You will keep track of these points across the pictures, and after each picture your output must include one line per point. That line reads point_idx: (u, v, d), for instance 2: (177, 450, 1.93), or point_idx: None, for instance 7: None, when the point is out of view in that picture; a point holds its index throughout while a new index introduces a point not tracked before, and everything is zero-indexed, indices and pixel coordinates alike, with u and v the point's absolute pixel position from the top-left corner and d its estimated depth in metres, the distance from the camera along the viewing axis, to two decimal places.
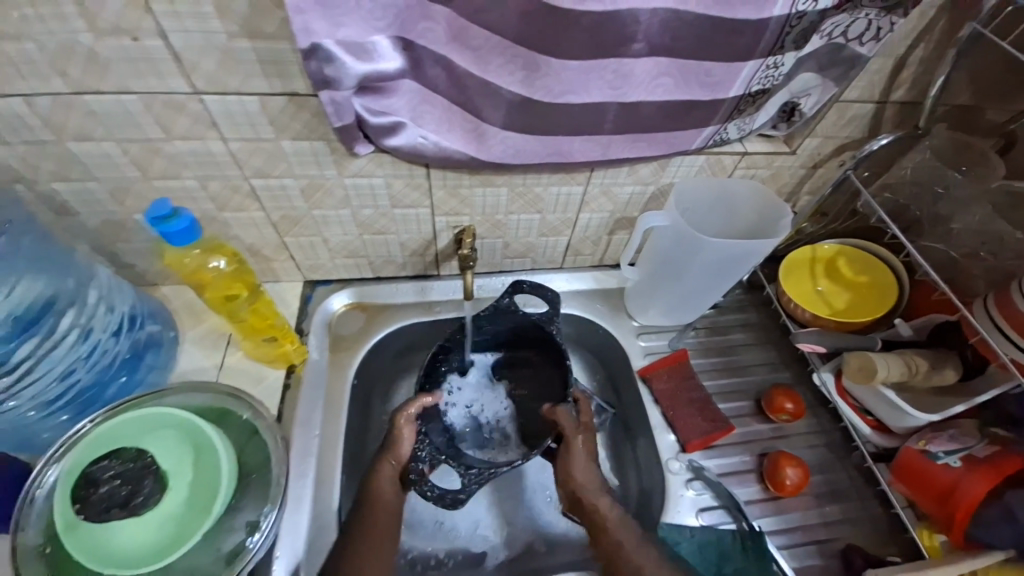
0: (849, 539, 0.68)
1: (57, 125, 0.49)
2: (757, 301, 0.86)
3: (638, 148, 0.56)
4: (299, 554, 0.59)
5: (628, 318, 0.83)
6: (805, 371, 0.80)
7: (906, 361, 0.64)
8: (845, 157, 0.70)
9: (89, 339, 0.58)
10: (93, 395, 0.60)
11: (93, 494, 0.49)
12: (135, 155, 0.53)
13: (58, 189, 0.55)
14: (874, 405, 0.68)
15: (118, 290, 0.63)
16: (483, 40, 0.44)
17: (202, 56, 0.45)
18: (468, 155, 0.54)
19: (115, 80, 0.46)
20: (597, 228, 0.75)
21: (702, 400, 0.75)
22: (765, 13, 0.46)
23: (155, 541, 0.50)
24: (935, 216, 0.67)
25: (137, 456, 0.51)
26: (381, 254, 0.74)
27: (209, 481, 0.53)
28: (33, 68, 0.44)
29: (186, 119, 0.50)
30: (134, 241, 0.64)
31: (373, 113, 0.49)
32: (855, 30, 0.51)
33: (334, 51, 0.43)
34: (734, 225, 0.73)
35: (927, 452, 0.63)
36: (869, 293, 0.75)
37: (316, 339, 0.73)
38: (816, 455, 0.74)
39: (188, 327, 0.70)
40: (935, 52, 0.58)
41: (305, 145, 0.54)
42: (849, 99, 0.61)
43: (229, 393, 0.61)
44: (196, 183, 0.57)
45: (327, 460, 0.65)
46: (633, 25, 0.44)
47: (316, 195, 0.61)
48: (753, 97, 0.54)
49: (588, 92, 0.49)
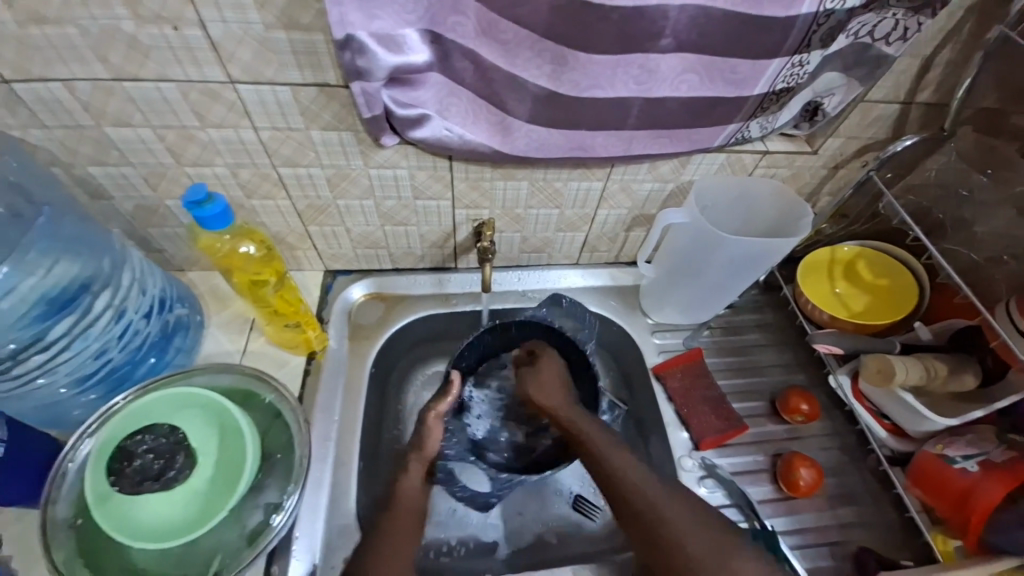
0: (862, 542, 0.68)
1: (97, 111, 0.51)
2: (773, 302, 0.86)
3: (661, 144, 0.57)
4: (317, 535, 0.60)
5: (643, 315, 0.83)
6: (820, 374, 0.80)
7: (925, 364, 0.63)
8: (867, 158, 0.69)
9: (123, 319, 0.60)
10: (124, 374, 0.62)
11: (127, 467, 0.51)
12: (170, 141, 0.55)
13: (94, 173, 0.57)
14: (891, 409, 0.68)
15: (150, 273, 0.64)
16: (511, 34, 0.45)
17: (239, 46, 0.46)
18: (492, 147, 0.55)
19: (155, 68, 0.47)
20: (615, 225, 0.76)
21: (716, 399, 0.75)
22: (793, 11, 0.46)
23: (182, 515, 0.52)
24: (958, 220, 0.66)
25: (169, 432, 0.53)
26: (401, 245, 0.75)
27: (235, 460, 0.55)
28: (77, 53, 0.46)
29: (221, 107, 0.52)
30: (165, 226, 0.66)
31: (400, 104, 0.50)
32: (882, 29, 0.51)
33: (367, 43, 0.44)
34: (754, 224, 0.73)
35: (944, 456, 0.63)
36: (888, 296, 0.74)
37: (336, 326, 0.74)
38: (831, 457, 0.74)
39: (213, 311, 0.72)
40: (962, 54, 0.57)
41: (334, 135, 0.56)
42: (874, 100, 0.61)
43: (254, 375, 0.63)
44: (227, 170, 0.59)
45: (346, 445, 0.67)
46: (661, 20, 0.44)
47: (341, 185, 0.63)
48: (777, 94, 0.54)
49: (613, 87, 0.49)
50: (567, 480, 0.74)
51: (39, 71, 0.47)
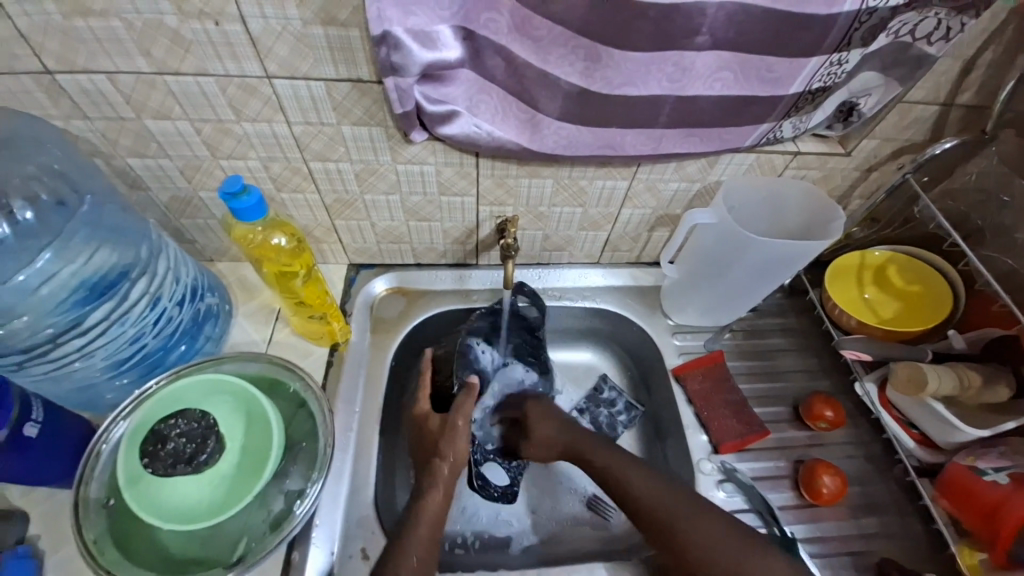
0: (886, 553, 0.66)
1: (138, 103, 0.52)
2: (798, 306, 0.85)
3: (691, 143, 0.56)
4: (338, 524, 0.61)
5: (664, 316, 0.83)
6: (846, 380, 0.79)
7: (958, 374, 0.62)
8: (903, 160, 0.67)
9: (158, 306, 0.62)
10: (157, 360, 0.64)
11: (161, 449, 0.53)
12: (206, 135, 0.56)
13: (133, 164, 0.59)
14: (920, 418, 0.67)
15: (184, 262, 0.66)
16: (545, 31, 0.45)
17: (277, 41, 0.47)
18: (520, 145, 0.55)
19: (195, 62, 0.49)
20: (638, 224, 0.75)
21: (737, 403, 0.74)
22: (834, 8, 0.45)
23: (209, 499, 0.53)
24: (997, 226, 0.64)
25: (200, 417, 0.55)
26: (424, 241, 0.75)
27: (260, 447, 0.56)
28: (120, 46, 0.47)
29: (257, 101, 0.53)
30: (197, 217, 0.67)
31: (431, 101, 0.50)
32: (923, 28, 0.50)
33: (403, 38, 0.44)
34: (783, 226, 0.72)
35: (975, 468, 0.61)
36: (920, 303, 0.73)
37: (358, 319, 0.75)
38: (855, 466, 0.73)
39: (241, 301, 0.73)
40: (1006, 55, 0.56)
41: (364, 130, 0.56)
42: (913, 101, 0.60)
43: (281, 364, 0.64)
44: (259, 164, 0.60)
45: (366, 436, 0.67)
46: (698, 18, 0.44)
47: (369, 180, 0.63)
48: (812, 95, 0.53)
49: (646, 85, 0.49)
50: (584, 479, 0.74)
51: (83, 63, 0.48)
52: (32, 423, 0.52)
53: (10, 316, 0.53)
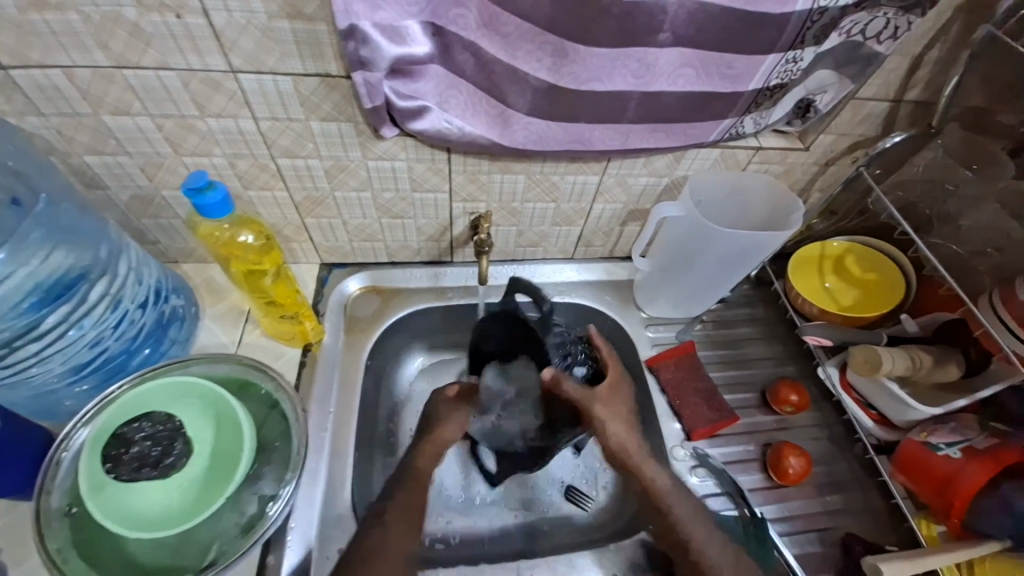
0: (849, 528, 0.70)
1: (96, 98, 0.51)
2: (764, 297, 0.88)
3: (657, 138, 0.58)
4: (314, 525, 0.61)
5: (636, 309, 0.85)
6: (810, 366, 0.82)
7: (911, 355, 0.65)
8: (858, 154, 0.71)
9: (119, 308, 0.60)
10: (119, 364, 0.62)
11: (124, 454, 0.51)
12: (169, 131, 0.54)
13: (90, 161, 0.57)
14: (877, 399, 0.70)
15: (146, 263, 0.64)
16: (513, 26, 0.45)
17: (242, 35, 0.46)
18: (491, 140, 0.55)
19: (156, 56, 0.47)
20: (610, 219, 0.77)
21: (707, 390, 0.76)
22: (788, 7, 0.47)
23: (177, 504, 0.52)
24: (943, 215, 0.68)
25: (166, 419, 0.53)
26: (397, 238, 0.75)
27: (230, 450, 0.55)
28: (76, 40, 0.45)
29: (221, 97, 0.52)
30: (161, 216, 0.65)
31: (401, 96, 0.50)
32: (873, 28, 0.53)
33: (370, 33, 0.44)
34: (748, 218, 0.75)
35: (929, 444, 0.64)
36: (875, 290, 0.76)
37: (332, 319, 0.74)
38: (819, 447, 0.76)
39: (208, 303, 0.72)
40: (950, 53, 0.59)
41: (333, 126, 0.56)
42: (864, 97, 0.63)
43: (251, 364, 0.63)
44: (224, 161, 0.58)
45: (341, 435, 0.67)
46: (660, 14, 0.45)
47: (339, 176, 0.63)
48: (771, 90, 0.55)
49: (612, 80, 0.50)
50: (561, 470, 0.75)
51: (38, 58, 0.46)
52: None
53: None
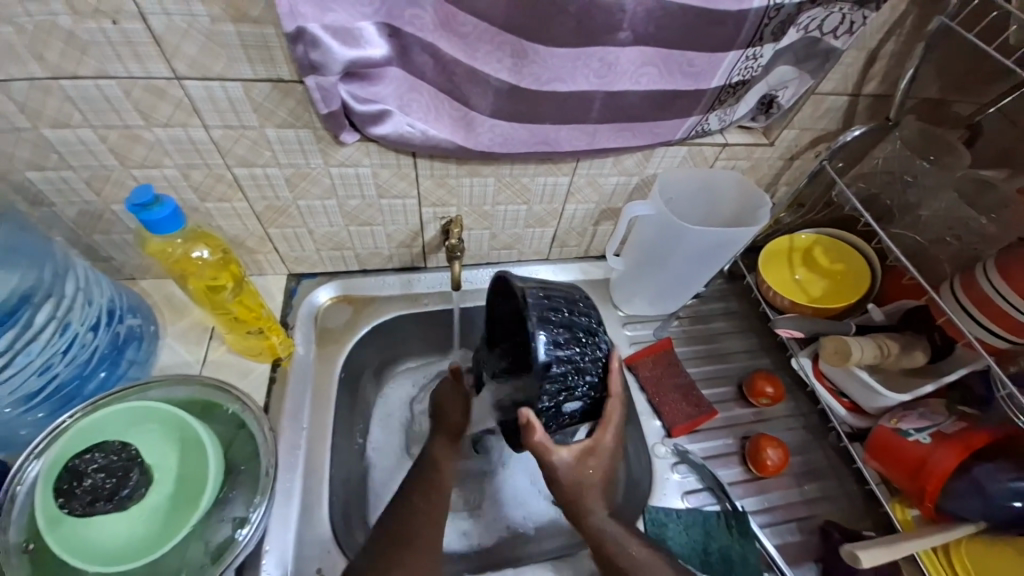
0: (827, 516, 0.71)
1: (33, 111, 0.48)
2: (737, 291, 0.89)
3: (624, 137, 0.57)
4: (290, 546, 0.58)
5: (613, 308, 0.84)
6: (784, 357, 0.83)
7: (878, 343, 0.66)
8: (821, 148, 0.72)
9: (68, 331, 0.57)
10: (73, 390, 0.59)
11: (77, 487, 0.47)
12: (114, 142, 0.52)
13: (31, 177, 0.54)
14: (850, 388, 0.71)
15: (96, 283, 0.61)
16: (470, 27, 0.44)
17: (185, 40, 0.44)
18: (455, 144, 0.54)
19: (94, 64, 0.45)
20: (582, 219, 0.76)
21: (686, 386, 0.77)
22: (744, 4, 0.47)
23: (141, 535, 0.49)
24: (903, 205, 0.70)
25: (121, 448, 0.50)
26: (367, 246, 0.73)
27: (196, 474, 0.53)
28: (8, 51, 0.43)
29: (168, 105, 0.49)
30: (112, 232, 0.62)
31: (360, 101, 0.48)
32: (829, 24, 0.53)
33: (320, 35, 0.43)
34: (716, 214, 0.75)
35: (900, 430, 0.65)
36: (843, 281, 0.78)
37: (302, 332, 0.72)
38: (796, 437, 0.77)
39: (169, 321, 0.69)
40: (905, 46, 0.60)
41: (290, 133, 0.54)
42: (825, 91, 0.64)
43: (214, 385, 0.60)
44: (177, 172, 0.56)
45: (315, 452, 0.65)
46: (618, 13, 0.45)
47: (302, 184, 0.61)
48: (732, 87, 0.56)
49: (574, 80, 0.49)
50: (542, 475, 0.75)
51: None
52: None
53: None
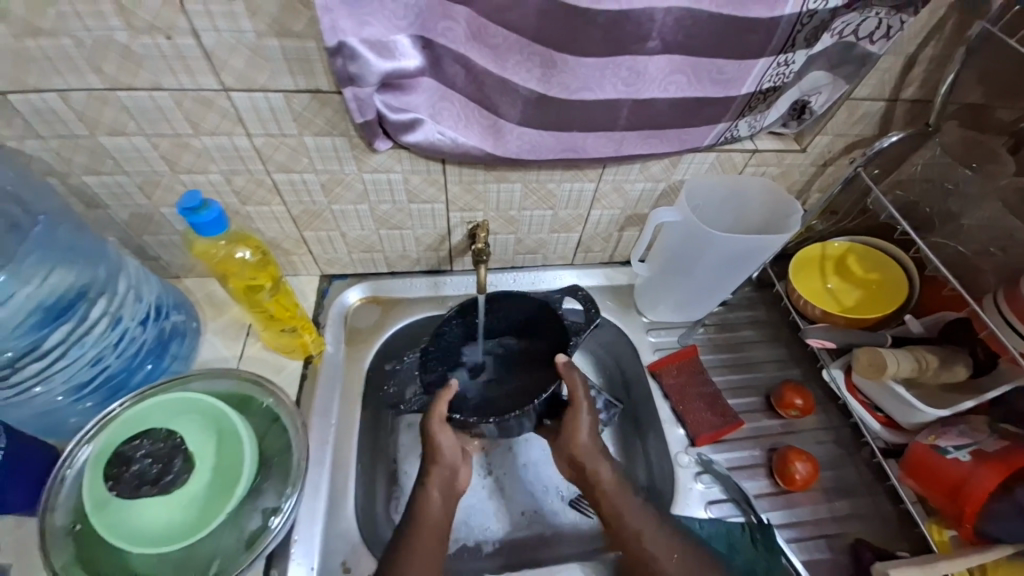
0: (858, 534, 0.69)
1: (91, 120, 0.51)
2: (766, 298, 0.87)
3: (651, 144, 0.58)
4: (318, 539, 0.60)
5: (638, 314, 0.84)
6: (815, 368, 0.81)
7: (916, 357, 0.64)
8: (855, 154, 0.70)
9: (119, 326, 0.60)
10: (122, 381, 0.62)
11: (125, 472, 0.51)
12: (164, 150, 0.55)
13: (88, 181, 0.58)
14: (883, 402, 0.69)
15: (146, 281, 0.65)
16: (501, 39, 0.45)
17: (233, 54, 0.47)
18: (485, 151, 0.55)
19: (148, 76, 0.48)
20: (608, 224, 0.77)
21: (711, 395, 0.76)
22: (776, 12, 0.47)
23: (180, 521, 0.52)
24: (944, 213, 0.67)
25: (166, 437, 0.54)
26: (396, 249, 0.75)
27: (232, 466, 0.55)
28: (71, 65, 0.46)
29: (215, 115, 0.52)
30: (160, 234, 0.66)
31: (393, 110, 0.50)
32: (865, 28, 0.52)
33: (359, 48, 0.44)
34: (745, 221, 0.74)
35: (937, 447, 0.63)
36: (878, 292, 0.76)
37: (333, 331, 0.75)
38: (826, 451, 0.75)
39: (210, 318, 0.72)
40: (944, 51, 0.58)
41: (327, 140, 0.56)
42: (860, 97, 0.62)
43: (252, 380, 0.63)
44: (221, 177, 0.59)
45: (343, 449, 0.67)
46: (648, 23, 0.45)
47: (336, 190, 0.63)
48: (764, 94, 0.55)
49: (603, 89, 0.50)
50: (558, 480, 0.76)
51: (34, 82, 0.47)
52: None
53: None
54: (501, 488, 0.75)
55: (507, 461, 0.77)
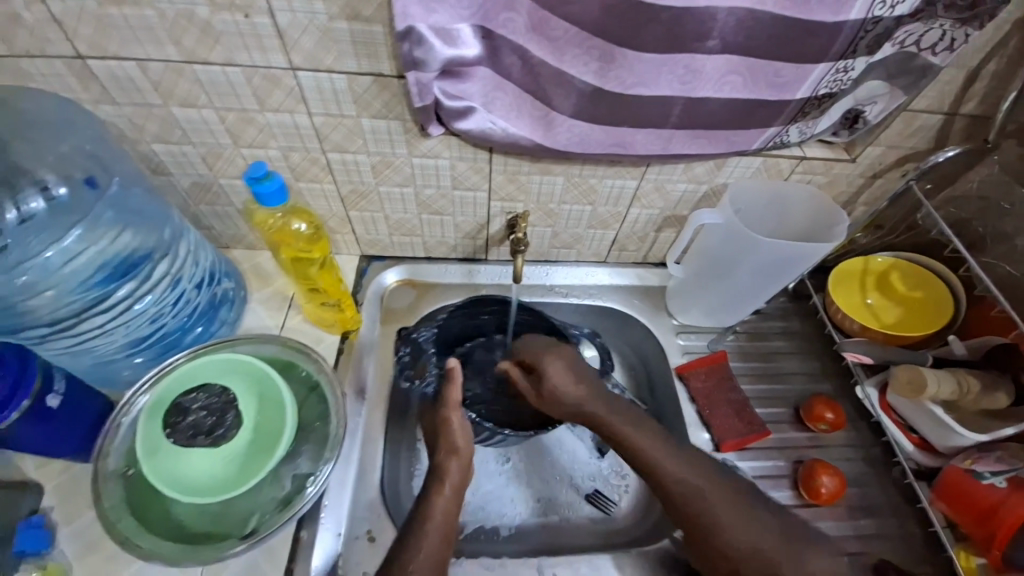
0: (882, 554, 0.67)
1: (166, 91, 0.54)
2: (800, 310, 0.86)
3: (699, 145, 0.58)
4: (347, 505, 0.63)
5: (668, 316, 0.84)
6: (847, 384, 0.80)
7: (958, 380, 0.63)
8: (907, 168, 0.69)
9: (178, 287, 0.64)
10: (175, 340, 0.66)
11: (181, 421, 0.55)
12: (230, 123, 0.58)
13: (157, 149, 0.61)
14: (918, 422, 0.68)
15: (204, 247, 0.68)
16: (561, 31, 0.46)
17: (304, 34, 0.49)
18: (534, 142, 0.56)
19: (223, 51, 0.51)
20: (645, 223, 0.77)
21: (740, 403, 0.76)
22: (841, 16, 0.47)
23: (223, 474, 0.54)
24: (997, 234, 0.66)
25: (221, 392, 0.57)
26: (435, 234, 0.77)
27: (273, 426, 0.57)
28: (152, 35, 0.49)
29: (280, 92, 0.55)
30: (216, 204, 0.69)
31: (449, 97, 0.52)
32: (928, 39, 0.52)
33: (425, 34, 0.46)
34: (788, 228, 0.74)
35: (973, 471, 0.61)
36: (920, 309, 0.74)
37: (369, 310, 0.77)
38: (854, 468, 0.74)
39: (255, 288, 0.75)
40: (1009, 67, 0.57)
41: (382, 123, 0.58)
42: (917, 109, 0.61)
43: (296, 347, 0.66)
44: (279, 153, 0.62)
45: (373, 423, 0.70)
46: (709, 21, 0.45)
47: (385, 172, 0.65)
48: (819, 100, 0.55)
49: (658, 85, 0.50)
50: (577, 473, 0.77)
51: (115, 49, 0.50)
52: (54, 394, 0.54)
53: (35, 291, 0.54)
54: (518, 475, 0.76)
55: (526, 452, 0.77)
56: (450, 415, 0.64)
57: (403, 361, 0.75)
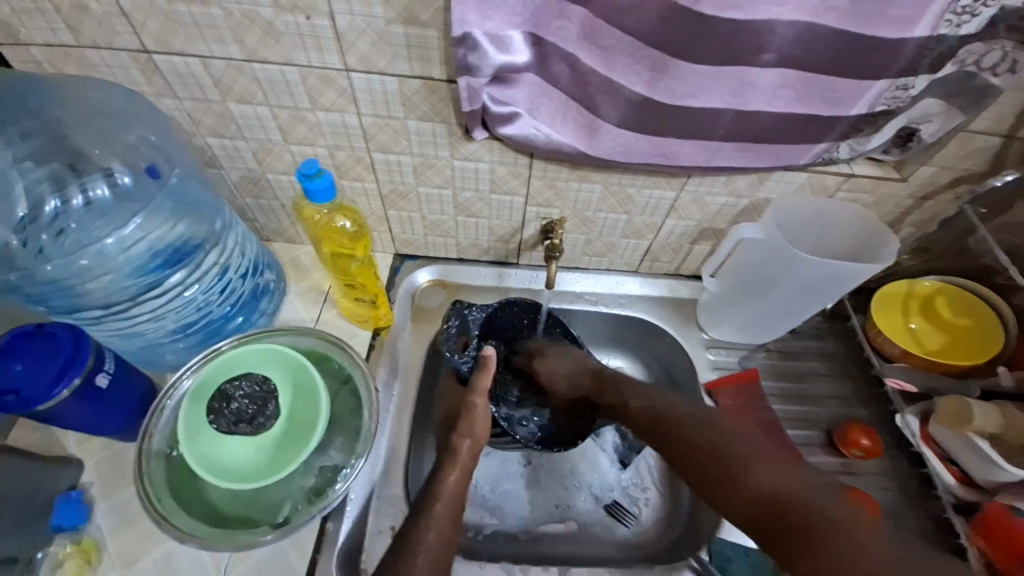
0: None
1: (225, 87, 0.56)
2: (837, 331, 0.84)
3: (745, 158, 0.57)
4: (371, 499, 0.64)
5: (698, 329, 0.83)
6: (884, 411, 0.77)
7: (1003, 413, 0.63)
8: (960, 190, 0.66)
9: (225, 276, 0.66)
10: (217, 327, 0.68)
11: (224, 407, 0.56)
12: (283, 121, 0.60)
13: (211, 143, 0.63)
14: (960, 455, 0.66)
15: (250, 239, 0.71)
16: (614, 40, 0.47)
17: (360, 37, 0.50)
18: (577, 149, 0.57)
19: (282, 51, 0.52)
20: (680, 235, 0.76)
21: (771, 423, 0.74)
22: (905, 33, 0.45)
23: (256, 462, 0.56)
24: None
25: (262, 381, 0.59)
26: (469, 236, 0.78)
27: (306, 418, 0.58)
28: (216, 33, 0.51)
29: (333, 92, 0.56)
30: (261, 198, 0.71)
31: (496, 102, 0.52)
32: (990, 59, 0.50)
33: (480, 41, 0.47)
34: (830, 247, 0.72)
35: (1015, 509, 0.60)
36: (969, 336, 0.72)
37: (400, 307, 0.78)
38: (889, 498, 0.71)
39: (292, 280, 0.77)
40: None
41: (427, 126, 0.59)
42: (976, 130, 0.59)
43: (330, 340, 0.67)
44: (326, 151, 0.64)
45: (401, 420, 0.71)
46: (767, 35, 0.45)
47: (426, 173, 0.66)
48: (874, 117, 0.54)
49: (709, 97, 0.50)
50: (595, 480, 0.76)
51: (180, 46, 0.52)
52: (103, 373, 0.56)
53: (93, 276, 0.57)
54: (538, 479, 0.76)
55: (550, 459, 0.77)
56: (475, 399, 0.66)
57: (449, 334, 0.74)
